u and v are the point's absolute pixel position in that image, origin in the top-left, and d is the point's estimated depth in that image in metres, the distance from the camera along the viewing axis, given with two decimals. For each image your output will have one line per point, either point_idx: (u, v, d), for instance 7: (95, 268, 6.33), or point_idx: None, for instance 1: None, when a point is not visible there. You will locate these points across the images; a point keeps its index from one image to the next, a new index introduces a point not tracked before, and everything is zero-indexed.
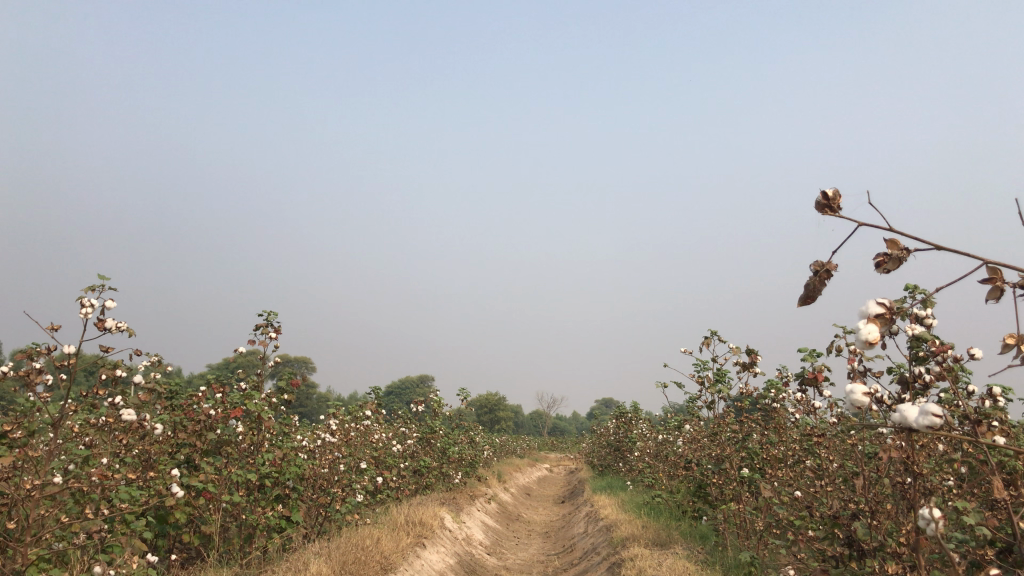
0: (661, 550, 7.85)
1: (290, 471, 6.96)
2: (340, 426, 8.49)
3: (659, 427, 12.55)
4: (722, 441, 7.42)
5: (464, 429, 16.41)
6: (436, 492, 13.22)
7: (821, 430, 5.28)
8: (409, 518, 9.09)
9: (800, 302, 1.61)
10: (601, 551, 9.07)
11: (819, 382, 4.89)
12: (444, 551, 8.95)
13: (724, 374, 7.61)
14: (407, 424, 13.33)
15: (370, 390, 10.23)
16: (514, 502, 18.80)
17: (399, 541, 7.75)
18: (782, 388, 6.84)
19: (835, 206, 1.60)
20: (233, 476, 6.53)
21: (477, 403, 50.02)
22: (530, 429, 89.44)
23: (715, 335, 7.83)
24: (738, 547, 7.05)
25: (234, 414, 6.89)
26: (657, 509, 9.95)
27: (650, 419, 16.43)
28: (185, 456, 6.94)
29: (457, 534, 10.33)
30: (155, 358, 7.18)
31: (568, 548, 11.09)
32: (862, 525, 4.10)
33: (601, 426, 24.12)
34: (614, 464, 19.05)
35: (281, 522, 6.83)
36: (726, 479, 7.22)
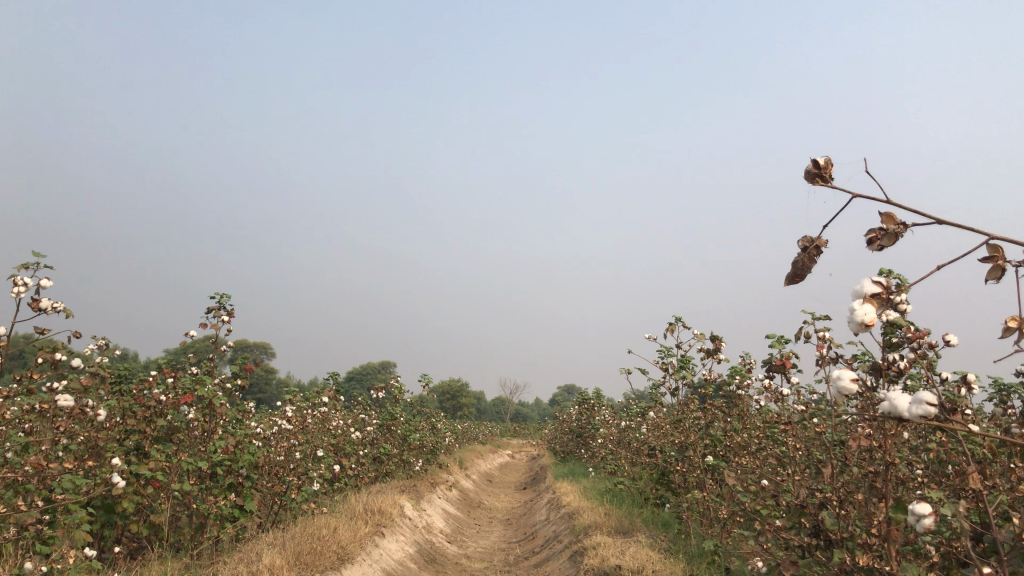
0: (624, 538, 7.76)
1: (244, 459, 6.73)
2: (297, 413, 8.28)
3: (622, 414, 12.49)
4: (686, 428, 7.34)
5: (426, 416, 16.24)
6: (396, 479, 13.04)
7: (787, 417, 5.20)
8: (368, 506, 8.92)
9: (788, 280, 1.48)
10: (563, 539, 8.97)
11: (786, 369, 4.80)
12: (403, 540, 8.79)
13: (688, 361, 7.52)
14: (366, 411, 13.13)
15: (329, 376, 10.01)
16: (476, 489, 18.69)
17: (357, 531, 7.56)
18: (746, 375, 6.77)
19: (827, 175, 1.47)
20: (183, 465, 6.28)
21: (439, 390, 49.80)
22: (492, 415, 89.46)
23: (679, 321, 7.75)
24: (701, 535, 6.98)
25: (185, 400, 6.67)
26: (620, 496, 9.87)
27: (612, 406, 16.40)
28: (134, 443, 6.70)
29: (417, 522, 10.18)
30: (103, 342, 6.94)
31: (530, 536, 11.00)
32: (831, 515, 4.01)
33: (563, 413, 24.10)
34: (576, 451, 18.99)
35: (235, 511, 6.61)
36: (690, 467, 7.14)
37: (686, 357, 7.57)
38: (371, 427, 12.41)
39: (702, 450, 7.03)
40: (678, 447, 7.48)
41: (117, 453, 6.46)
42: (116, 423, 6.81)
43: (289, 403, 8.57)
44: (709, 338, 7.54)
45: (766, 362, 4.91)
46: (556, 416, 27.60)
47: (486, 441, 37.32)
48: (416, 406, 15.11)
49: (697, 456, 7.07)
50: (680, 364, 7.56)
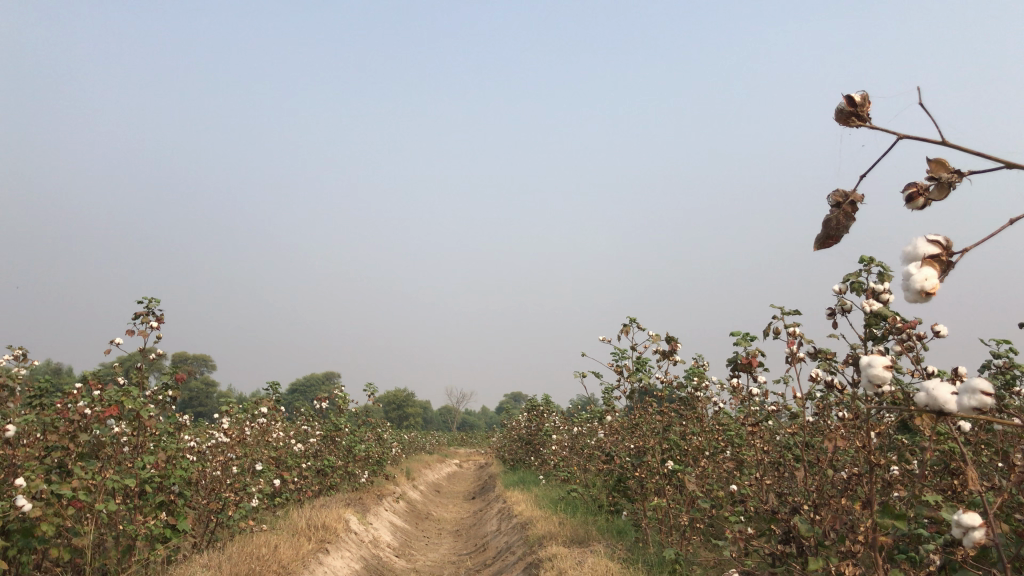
0: (580, 549, 7.48)
1: (175, 474, 6.27)
2: (233, 425, 7.84)
3: (573, 420, 12.25)
4: (642, 432, 7.09)
5: (371, 426, 15.79)
6: (341, 492, 12.60)
7: (753, 419, 4.99)
8: (312, 522, 8.49)
9: (819, 244, 1.21)
10: (516, 550, 8.66)
11: (753, 368, 4.58)
12: (349, 556, 8.38)
13: (643, 363, 7.30)
14: (309, 422, 12.60)
15: (267, 386, 9.56)
16: (425, 501, 18.28)
17: (300, 549, 7.14)
18: (705, 376, 6.58)
19: (865, 115, 1.19)
20: (107, 483, 5.78)
21: (385, 400, 49.09)
22: (439, 425, 88.82)
23: (634, 321, 7.52)
24: (661, 544, 6.74)
25: (112, 412, 6.27)
26: (573, 505, 9.61)
27: (562, 412, 16.18)
28: (55, 461, 6.21)
29: (364, 536, 9.78)
30: (19, 352, 6.47)
31: (481, 547, 10.67)
32: (806, 521, 3.82)
33: (511, 421, 23.81)
34: (525, 459, 18.71)
35: (166, 532, 6.12)
36: (648, 472, 6.90)
37: (642, 359, 7.34)
38: (313, 439, 11.97)
39: (661, 454, 6.79)
40: (633, 452, 7.24)
41: (36, 472, 5.96)
42: (36, 440, 6.35)
43: (226, 414, 8.13)
44: (665, 339, 7.33)
45: (732, 361, 4.68)
46: (504, 424, 27.28)
47: (434, 450, 36.80)
48: (361, 416, 14.66)
49: (656, 462, 6.82)
50: (635, 367, 7.32)
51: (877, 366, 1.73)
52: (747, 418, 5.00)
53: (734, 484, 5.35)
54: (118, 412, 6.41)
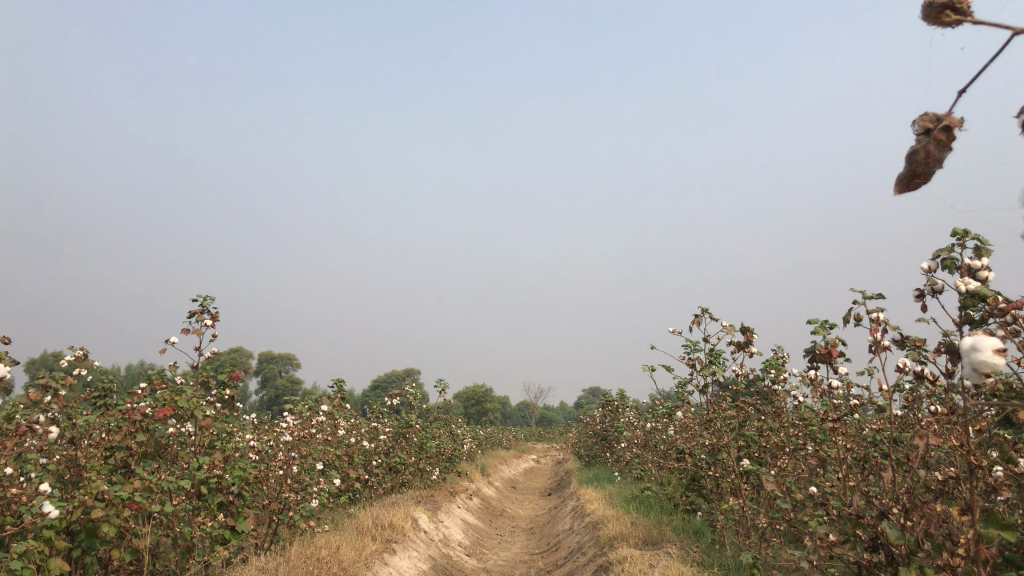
0: (653, 550, 7.15)
1: (232, 475, 6.17)
2: (296, 423, 7.74)
3: (647, 415, 11.88)
4: (716, 429, 6.69)
5: (443, 422, 15.63)
6: (412, 489, 12.48)
7: (835, 412, 4.59)
8: (378, 521, 8.36)
9: (900, 188, 0.91)
10: (587, 551, 8.35)
11: (834, 359, 4.17)
12: (417, 556, 8.22)
13: (717, 355, 6.90)
14: (379, 420, 12.41)
15: (333, 383, 9.44)
16: (499, 497, 18.10)
17: (363, 550, 7.01)
18: (783, 368, 6.18)
19: (965, 5, 0.90)
20: (163, 485, 5.68)
21: (462, 396, 49.24)
22: (517, 419, 88.92)
23: (707, 311, 7.11)
24: (739, 547, 6.34)
25: (167, 413, 5.99)
26: (648, 504, 9.26)
27: (637, 407, 15.79)
28: (119, 461, 6.15)
29: (433, 535, 9.63)
30: (81, 351, 6.46)
31: (553, 547, 10.42)
32: (894, 525, 3.45)
33: (587, 416, 23.45)
34: (601, 454, 18.37)
35: (225, 534, 6.02)
36: (724, 471, 6.50)
37: (716, 351, 6.94)
38: (383, 436, 11.87)
39: (737, 452, 6.39)
40: (707, 449, 6.85)
41: (99, 473, 5.88)
42: (101, 440, 6.30)
43: (290, 413, 8.03)
44: (739, 330, 6.92)
45: (809, 351, 4.28)
46: (580, 419, 26.96)
47: (510, 445, 36.69)
48: (433, 413, 14.52)
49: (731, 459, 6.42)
50: (709, 359, 6.93)
51: (985, 351, 1.37)
52: (829, 412, 4.61)
53: (816, 484, 4.95)
54: (172, 414, 6.16)
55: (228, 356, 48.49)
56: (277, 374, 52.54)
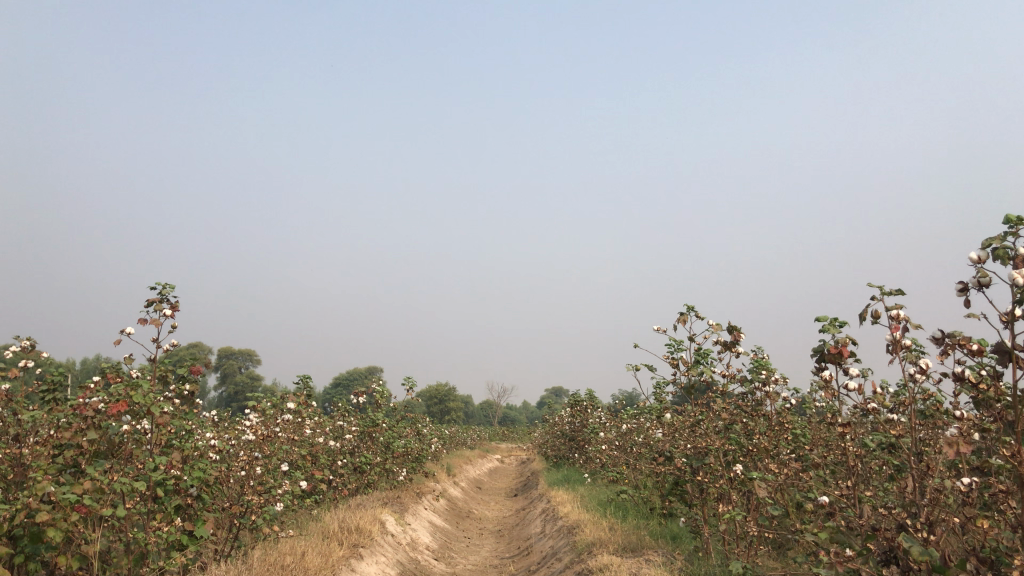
0: (633, 557, 6.88)
1: (191, 476, 5.74)
2: (260, 422, 7.33)
3: (621, 416, 11.61)
4: (702, 432, 6.45)
5: (409, 422, 15.21)
6: (378, 491, 12.09)
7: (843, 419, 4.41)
8: (344, 524, 7.99)
9: None
10: (563, 557, 8.05)
11: (844, 359, 3.90)
12: (384, 561, 7.87)
13: (704, 355, 6.64)
14: (344, 418, 12.00)
15: (298, 381, 9.02)
16: (465, 498, 17.75)
17: (330, 556, 6.64)
18: (773, 370, 6.31)
19: None
20: (115, 487, 5.26)
21: (426, 394, 48.76)
22: (480, 418, 88.49)
23: (692, 309, 6.83)
24: (725, 555, 6.12)
25: (120, 409, 5.56)
26: (623, 508, 9.00)
27: (608, 408, 15.51)
28: (69, 460, 5.71)
29: (401, 539, 9.28)
30: (27, 342, 6.02)
31: (525, 551, 10.13)
32: (915, 538, 3.26)
33: (553, 417, 23.13)
34: (569, 456, 18.08)
35: (183, 540, 5.60)
36: (709, 476, 6.26)
37: (702, 351, 6.67)
38: (349, 435, 11.48)
39: (725, 456, 6.17)
40: (690, 452, 6.61)
41: (46, 473, 5.45)
42: (48, 438, 5.87)
43: (252, 410, 7.61)
44: (727, 329, 6.66)
45: (817, 350, 4.01)
46: (546, 419, 26.66)
47: (474, 444, 36.39)
48: (399, 412, 14.12)
49: (718, 463, 6.20)
50: (694, 359, 6.66)
51: None
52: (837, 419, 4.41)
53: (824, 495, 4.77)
54: (126, 411, 5.72)
55: (186, 351, 47.51)
56: (236, 370, 51.69)
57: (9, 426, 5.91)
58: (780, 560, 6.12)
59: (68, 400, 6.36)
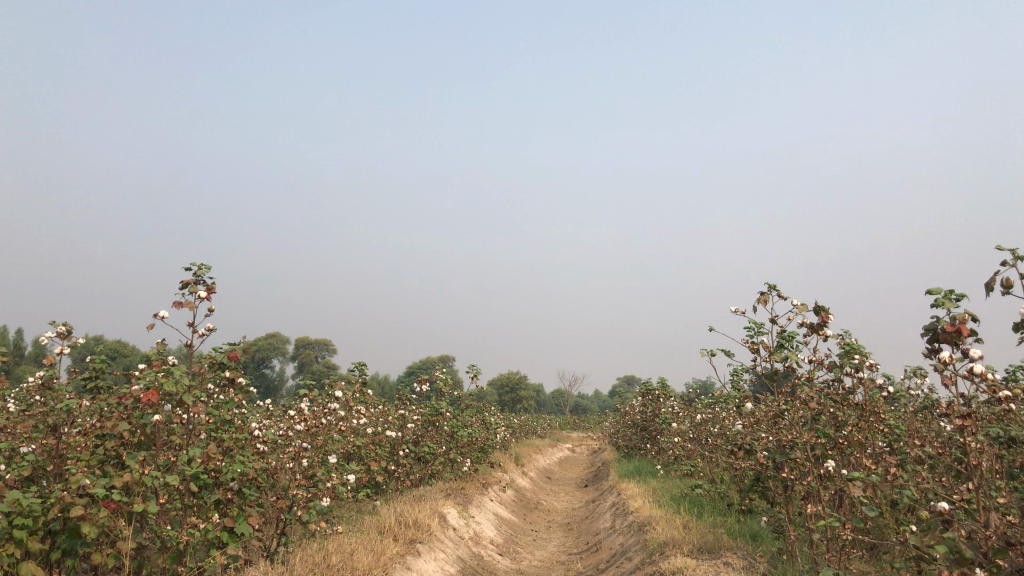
0: (711, 559, 6.31)
1: (231, 469, 5.40)
2: (312, 411, 6.98)
3: (695, 406, 10.97)
4: (786, 424, 5.86)
5: (475, 410, 14.76)
6: (442, 482, 11.72)
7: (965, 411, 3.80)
8: (402, 519, 7.61)
9: None
10: (634, 556, 7.51)
11: (964, 339, 3.27)
12: (444, 558, 7.45)
13: (788, 338, 6.01)
14: (407, 407, 11.60)
15: (354, 368, 8.66)
16: (534, 489, 17.27)
17: (381, 553, 6.28)
18: (865, 353, 5.70)
19: None
20: (152, 480, 4.94)
21: (496, 382, 48.45)
22: (551, 407, 88.01)
23: (773, 289, 6.20)
24: (812, 560, 5.54)
25: (155, 398, 5.19)
26: (699, 504, 8.41)
27: (681, 397, 14.85)
28: (110, 452, 5.41)
29: (463, 533, 8.87)
30: (65, 328, 5.75)
31: (593, 547, 9.63)
32: None
33: (623, 406, 22.48)
34: (642, 446, 17.46)
35: (223, 538, 5.24)
36: (795, 472, 5.67)
37: (786, 334, 6.05)
38: (411, 424, 11.09)
39: (815, 451, 5.57)
40: (772, 446, 6.01)
41: (84, 465, 5.16)
42: (90, 428, 5.59)
43: (305, 399, 7.27)
44: (813, 310, 6.02)
45: (929, 329, 3.39)
46: (617, 408, 25.97)
47: (545, 433, 35.87)
48: (465, 400, 13.71)
49: (806, 458, 5.61)
50: (778, 343, 6.03)
51: None
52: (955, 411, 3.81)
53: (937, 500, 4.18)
54: (161, 399, 5.36)
55: (261, 340, 48.14)
56: (310, 360, 52.41)
57: (50, 415, 5.67)
58: (874, 565, 5.55)
59: (112, 389, 6.12)
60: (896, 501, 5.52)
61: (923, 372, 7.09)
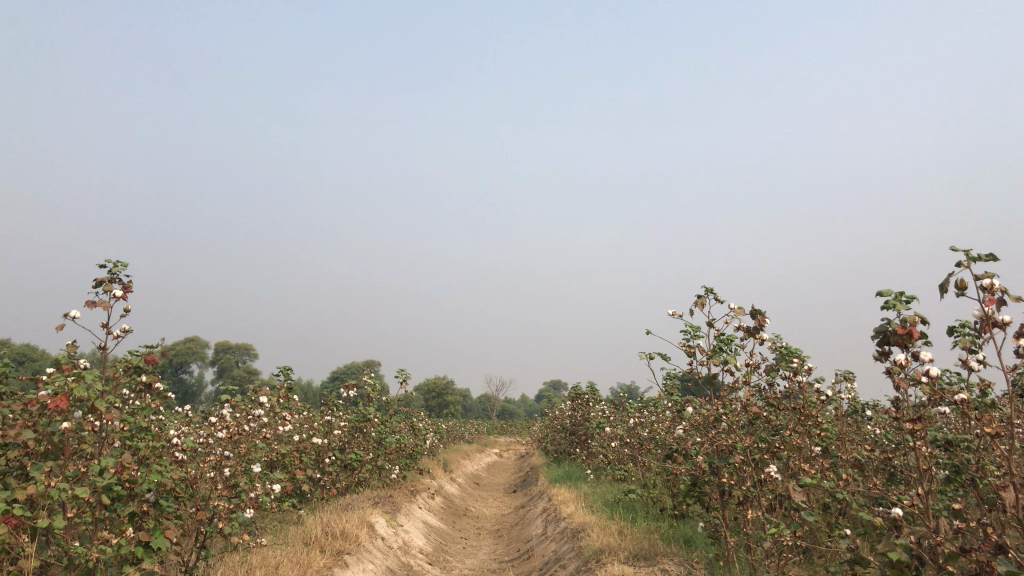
0: (647, 566, 6.22)
1: (148, 479, 5.07)
2: (234, 417, 6.65)
3: (626, 411, 10.94)
4: (724, 428, 5.81)
5: (403, 416, 14.48)
6: (369, 489, 11.41)
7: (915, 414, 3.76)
8: (328, 529, 7.33)
9: None
10: (568, 564, 7.38)
11: (915, 341, 3.22)
12: (372, 569, 7.20)
13: (725, 341, 5.96)
14: (333, 413, 11.27)
15: (278, 372, 8.33)
16: (462, 495, 17.05)
17: (308, 566, 6.01)
18: (800, 357, 5.68)
19: None
20: (59, 493, 4.58)
21: (424, 387, 48.05)
22: (478, 411, 87.81)
23: (710, 292, 6.14)
24: (751, 565, 5.49)
25: (65, 404, 4.82)
26: (632, 509, 8.34)
27: (611, 401, 14.85)
28: (14, 462, 5.02)
29: (392, 542, 8.63)
30: None
31: (525, 554, 9.50)
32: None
33: (551, 410, 22.45)
34: (571, 451, 17.45)
35: (137, 553, 4.89)
36: (733, 477, 5.62)
37: (724, 337, 5.99)
38: (338, 431, 10.77)
39: (754, 455, 5.52)
40: (709, 450, 5.95)
41: None
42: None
43: (227, 404, 6.93)
44: (750, 313, 5.98)
45: (880, 331, 3.33)
46: (545, 413, 25.93)
47: (472, 439, 35.65)
48: (393, 406, 13.40)
49: (745, 462, 5.55)
50: (716, 347, 5.98)
51: None
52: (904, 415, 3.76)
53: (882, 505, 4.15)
54: (71, 405, 4.99)
55: (181, 345, 46.74)
56: (232, 364, 51.19)
57: None
58: (810, 570, 5.54)
59: (16, 395, 5.69)
60: (831, 504, 5.53)
61: (851, 377, 7.17)
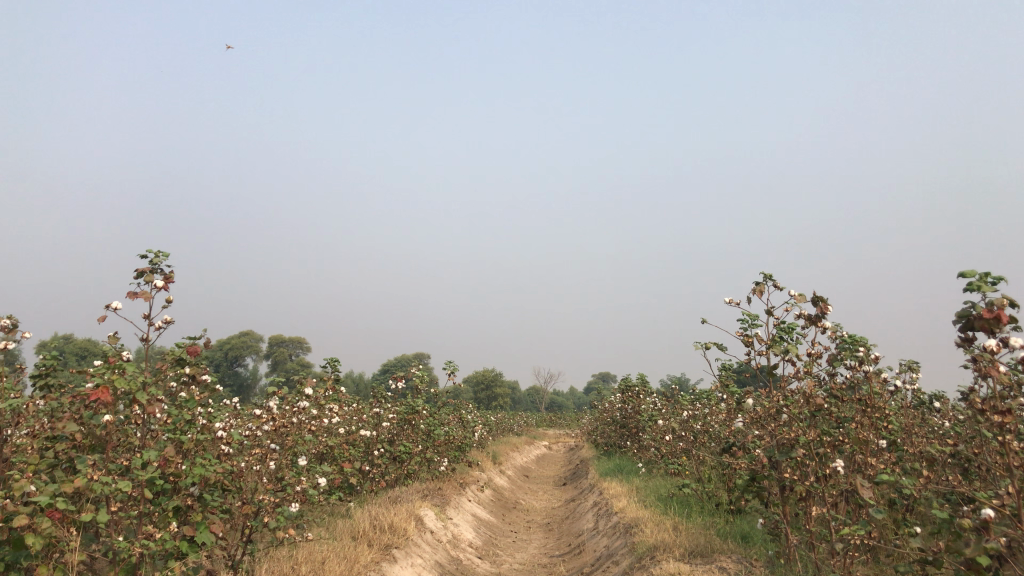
0: (704, 564, 5.98)
1: (192, 473, 4.98)
2: (280, 410, 6.55)
3: (679, 403, 10.67)
4: (785, 421, 5.53)
5: (452, 408, 14.36)
6: (419, 482, 11.31)
7: (999, 406, 3.48)
8: (376, 523, 7.22)
9: None
10: (622, 560, 7.16)
11: (1003, 326, 2.95)
12: (421, 564, 7.07)
13: (786, 330, 5.68)
14: (381, 405, 11.18)
15: (325, 364, 8.25)
16: (512, 488, 16.89)
17: (355, 561, 5.90)
18: (867, 345, 5.39)
19: None
20: (102, 486, 4.51)
21: (473, 380, 48.05)
22: (527, 404, 87.73)
23: (769, 279, 5.86)
24: (815, 565, 5.22)
25: (109, 396, 4.75)
26: (688, 504, 8.08)
27: (663, 393, 14.55)
28: (61, 455, 4.97)
29: (441, 536, 8.50)
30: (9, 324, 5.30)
31: (576, 549, 9.32)
32: None
33: (602, 402, 22.18)
34: (621, 444, 17.18)
35: (182, 548, 4.81)
36: (795, 472, 5.34)
37: (784, 326, 5.72)
38: (386, 424, 10.68)
39: (817, 450, 5.25)
40: (768, 444, 5.68)
41: (29, 469, 4.73)
42: (39, 430, 5.15)
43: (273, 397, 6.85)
44: (812, 300, 5.70)
45: (963, 315, 3.07)
46: (594, 406, 25.65)
47: (522, 431, 35.52)
48: (441, 398, 13.28)
49: (808, 457, 5.27)
50: (777, 336, 5.71)
51: None
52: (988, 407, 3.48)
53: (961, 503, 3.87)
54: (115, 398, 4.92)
55: (234, 339, 47.36)
56: (285, 357, 51.81)
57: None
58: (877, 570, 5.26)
59: (64, 389, 5.66)
60: (900, 501, 5.24)
61: (917, 366, 6.84)
